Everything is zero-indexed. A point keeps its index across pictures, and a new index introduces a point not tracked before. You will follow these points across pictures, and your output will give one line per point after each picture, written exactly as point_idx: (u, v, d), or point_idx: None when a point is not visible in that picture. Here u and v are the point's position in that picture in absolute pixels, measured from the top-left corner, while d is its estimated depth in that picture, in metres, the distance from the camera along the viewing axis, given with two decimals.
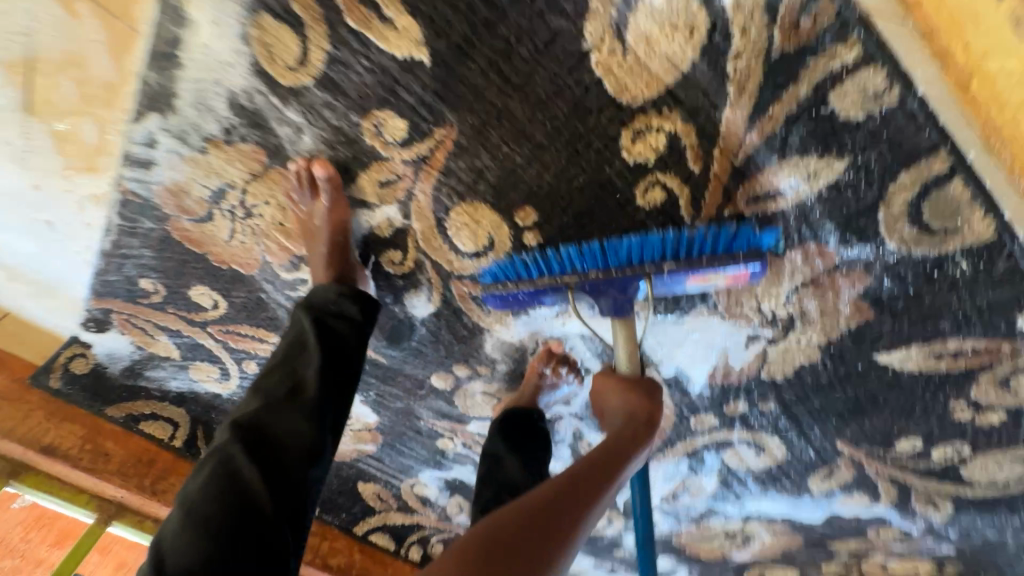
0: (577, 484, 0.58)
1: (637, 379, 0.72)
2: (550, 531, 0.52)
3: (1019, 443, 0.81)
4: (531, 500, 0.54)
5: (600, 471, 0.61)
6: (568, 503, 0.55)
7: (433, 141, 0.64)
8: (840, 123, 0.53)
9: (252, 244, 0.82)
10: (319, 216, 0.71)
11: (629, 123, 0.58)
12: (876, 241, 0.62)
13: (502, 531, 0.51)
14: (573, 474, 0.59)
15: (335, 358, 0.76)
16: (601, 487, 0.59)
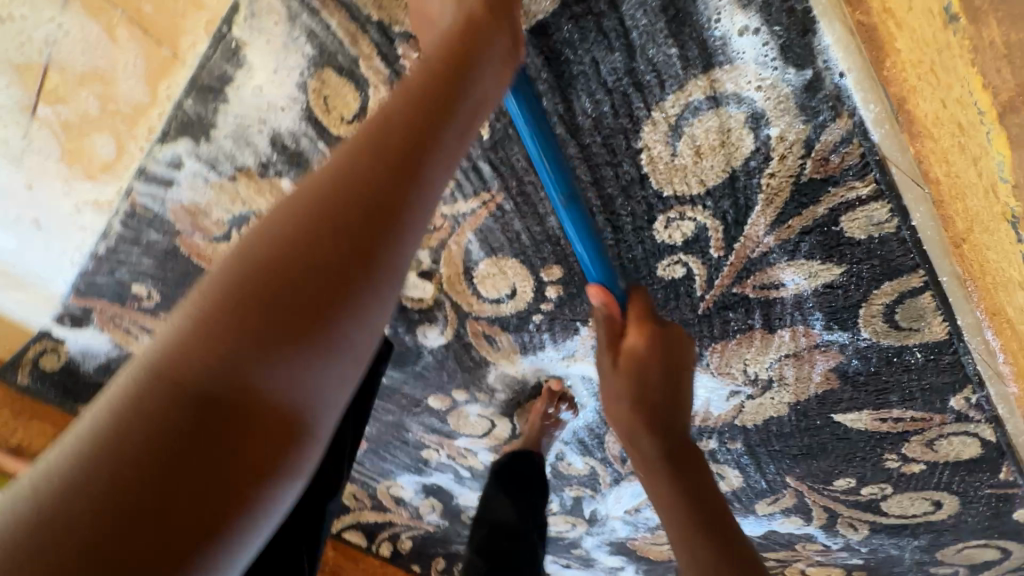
0: (374, 147, 0.41)
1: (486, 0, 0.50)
2: (341, 230, 0.38)
3: (931, 486, 0.97)
4: (302, 206, 0.38)
5: (416, 105, 0.43)
6: (363, 179, 0.39)
7: (477, 201, 0.67)
8: (845, 240, 0.61)
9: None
10: None
11: (663, 212, 0.63)
12: (853, 329, 0.72)
13: (252, 265, 0.36)
14: (363, 135, 0.41)
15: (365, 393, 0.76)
16: (410, 137, 0.42)
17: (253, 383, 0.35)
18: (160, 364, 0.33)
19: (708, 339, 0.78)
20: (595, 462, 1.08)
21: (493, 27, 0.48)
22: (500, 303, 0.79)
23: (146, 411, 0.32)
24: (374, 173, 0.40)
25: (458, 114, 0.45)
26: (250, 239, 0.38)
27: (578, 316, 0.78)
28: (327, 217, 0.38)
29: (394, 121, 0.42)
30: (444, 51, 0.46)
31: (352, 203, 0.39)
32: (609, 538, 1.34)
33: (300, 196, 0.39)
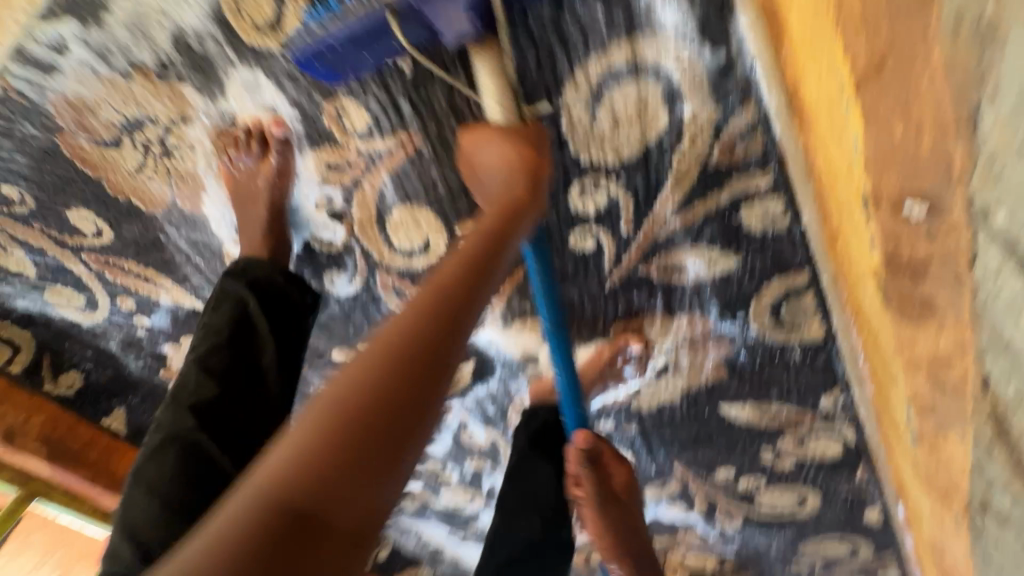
0: (433, 322, 0.47)
1: (520, 127, 0.57)
2: (410, 381, 0.44)
3: (798, 483, 1.05)
4: (388, 349, 0.45)
5: (463, 283, 0.50)
6: (424, 345, 0.46)
7: (395, 141, 0.64)
8: (743, 230, 0.65)
9: (160, 185, 0.74)
10: (253, 174, 0.69)
11: (579, 179, 0.64)
12: (744, 321, 0.76)
13: (338, 411, 0.42)
14: (417, 308, 0.48)
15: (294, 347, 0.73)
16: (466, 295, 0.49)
17: (342, 505, 0.40)
18: (276, 483, 0.39)
19: (612, 317, 0.80)
20: (497, 435, 1.08)
21: (532, 201, 0.57)
22: (412, 256, 0.77)
23: (258, 531, 0.38)
24: (433, 340, 0.46)
25: (493, 281, 0.53)
26: (332, 387, 0.44)
27: None
28: (396, 373, 0.44)
29: (447, 294, 0.49)
30: (496, 217, 0.55)
31: (427, 359, 0.45)
32: None
33: (372, 357, 0.45)
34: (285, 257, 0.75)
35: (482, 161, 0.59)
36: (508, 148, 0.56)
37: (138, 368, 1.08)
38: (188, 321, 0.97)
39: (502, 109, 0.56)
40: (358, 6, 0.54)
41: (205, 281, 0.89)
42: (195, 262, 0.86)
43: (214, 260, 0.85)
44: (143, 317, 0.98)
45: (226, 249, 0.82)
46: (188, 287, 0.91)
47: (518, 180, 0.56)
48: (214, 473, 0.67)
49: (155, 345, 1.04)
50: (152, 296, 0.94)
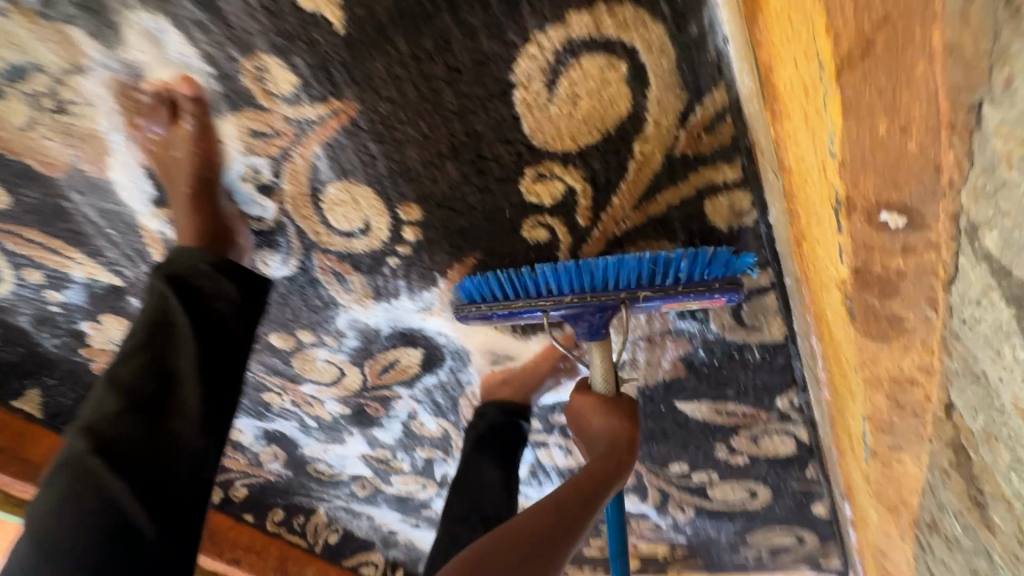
0: (563, 521, 0.56)
1: (617, 400, 0.70)
2: (524, 571, 0.51)
3: (750, 478, 1.05)
4: (530, 523, 0.55)
5: (581, 496, 0.60)
6: (553, 540, 0.54)
7: (326, 109, 0.56)
8: (707, 224, 0.60)
9: (57, 146, 0.65)
10: (167, 141, 0.61)
11: (532, 163, 0.58)
12: (704, 319, 0.72)
13: (480, 575, 0.49)
14: (570, 497, 0.59)
15: (215, 349, 0.67)
16: (590, 512, 0.59)
17: None
18: None
19: None
20: (448, 424, 1.04)
21: (625, 451, 0.67)
22: (352, 238, 0.70)
23: None
24: (557, 542, 0.55)
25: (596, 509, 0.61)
26: (475, 551, 0.52)
27: (437, 266, 0.72)
28: (531, 559, 0.52)
29: (569, 510, 0.57)
30: (607, 467, 0.64)
31: (557, 537, 0.55)
32: None
33: (518, 532, 0.53)
34: (219, 245, 0.67)
35: (592, 423, 0.70)
36: (613, 413, 0.69)
37: (54, 347, 0.98)
38: (107, 298, 0.88)
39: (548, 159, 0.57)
40: (523, 301, 0.69)
41: (122, 256, 0.80)
42: (109, 235, 0.77)
43: (130, 233, 0.76)
44: (55, 292, 0.89)
45: (143, 221, 0.73)
46: (104, 261, 0.81)
47: (620, 442, 0.67)
48: (105, 496, 0.60)
49: (73, 323, 0.94)
50: (63, 270, 0.84)
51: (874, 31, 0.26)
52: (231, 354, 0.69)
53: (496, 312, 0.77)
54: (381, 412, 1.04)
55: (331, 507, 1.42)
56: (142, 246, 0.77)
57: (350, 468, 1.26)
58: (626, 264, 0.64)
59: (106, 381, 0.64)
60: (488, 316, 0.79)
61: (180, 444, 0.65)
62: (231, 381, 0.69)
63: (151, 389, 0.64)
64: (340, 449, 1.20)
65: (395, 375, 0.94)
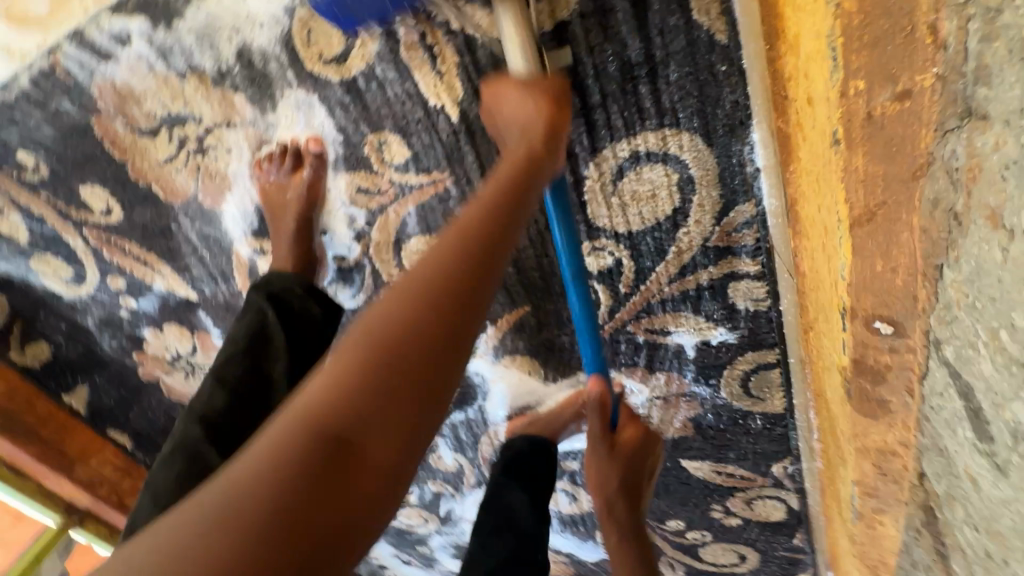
0: (470, 247, 0.46)
1: (535, 80, 0.54)
2: (426, 330, 0.43)
3: (740, 541, 1.11)
4: (418, 280, 0.45)
5: (496, 218, 0.48)
6: (453, 274, 0.45)
7: (427, 179, 0.69)
8: (729, 304, 0.72)
9: (191, 171, 0.75)
10: (285, 185, 0.73)
11: (588, 239, 0.70)
12: (715, 387, 0.83)
13: (377, 344, 0.43)
14: (478, 219, 0.48)
15: (303, 354, 0.77)
16: (512, 230, 0.49)
17: (373, 426, 0.41)
18: (309, 416, 0.41)
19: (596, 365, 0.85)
20: (465, 461, 1.11)
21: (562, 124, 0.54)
22: None
23: (297, 463, 0.39)
24: (466, 275, 0.45)
25: (540, 183, 0.53)
26: (365, 320, 0.45)
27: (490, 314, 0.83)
28: (439, 316, 0.44)
29: (474, 241, 0.47)
30: (501, 189, 0.50)
31: (461, 285, 0.45)
32: (454, 540, 1.37)
33: (410, 291, 0.45)
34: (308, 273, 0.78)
35: (506, 110, 0.55)
36: (523, 100, 0.53)
37: (111, 348, 1.06)
38: (177, 309, 0.97)
39: (525, 60, 0.54)
40: None
41: (205, 275, 0.90)
42: (200, 255, 0.87)
43: (221, 256, 0.86)
44: (129, 299, 0.97)
45: (238, 247, 0.85)
46: (187, 277, 0.91)
47: (535, 133, 0.53)
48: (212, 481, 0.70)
49: (135, 328, 1.03)
50: (146, 280, 0.94)
51: (877, 209, 0.38)
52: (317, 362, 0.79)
53: (534, 361, 0.87)
54: None
55: None
56: (228, 268, 0.88)
57: None
58: None
59: (219, 379, 0.75)
60: (525, 364, 0.88)
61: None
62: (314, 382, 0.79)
63: (250, 385, 0.76)
64: None
65: None
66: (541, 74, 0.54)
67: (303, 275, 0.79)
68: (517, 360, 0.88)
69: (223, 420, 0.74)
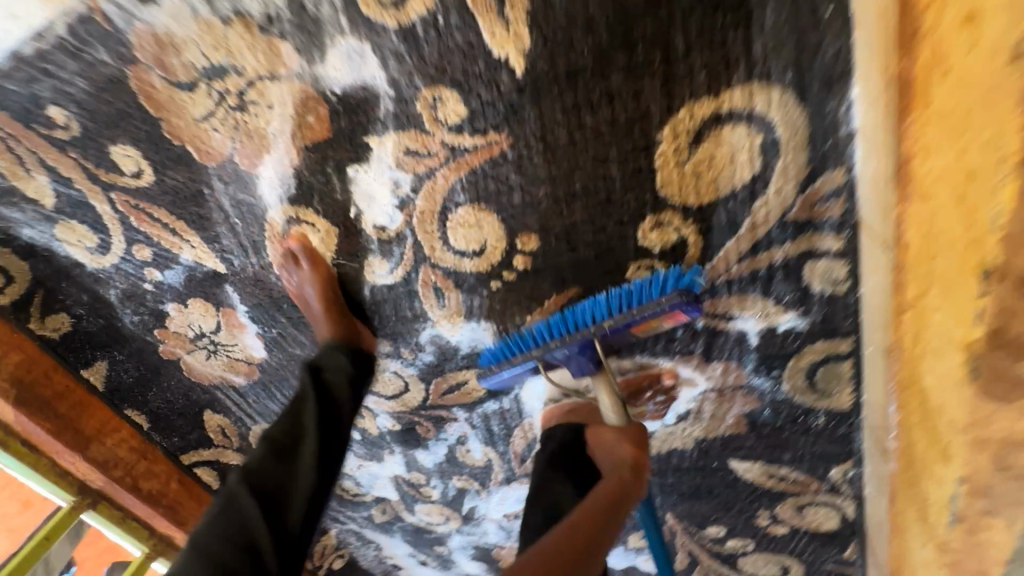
0: (580, 537, 0.66)
1: (628, 425, 0.77)
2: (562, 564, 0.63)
3: (786, 551, 1.04)
4: (556, 549, 0.64)
5: (610, 502, 0.70)
6: (595, 529, 0.67)
7: (482, 140, 0.64)
8: (803, 286, 0.66)
9: (279, 247, 0.83)
10: (298, 286, 0.82)
11: (653, 211, 0.65)
12: (777, 379, 0.77)
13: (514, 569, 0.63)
14: (602, 500, 0.70)
15: (332, 404, 0.83)
16: (609, 531, 0.68)
17: None
18: None
19: (648, 352, 0.80)
20: (496, 455, 1.06)
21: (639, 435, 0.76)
22: (464, 257, 0.76)
23: None
24: (604, 531, 0.67)
25: (632, 493, 0.72)
26: (538, 548, 0.65)
27: (537, 294, 0.78)
28: (581, 550, 0.65)
29: (597, 523, 0.67)
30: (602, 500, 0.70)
31: None
32: (476, 539, 1.31)
33: (563, 534, 0.66)
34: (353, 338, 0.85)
35: (606, 439, 0.77)
36: (620, 436, 0.76)
37: (132, 324, 1.02)
38: (203, 283, 0.93)
39: (616, 414, 0.79)
40: (555, 342, 0.75)
41: (236, 246, 0.86)
42: (232, 224, 0.83)
43: (254, 224, 0.82)
44: (154, 270, 0.94)
45: (272, 216, 0.80)
46: (216, 247, 0.87)
47: (626, 466, 0.74)
48: (241, 538, 0.74)
49: (159, 302, 0.99)
50: (173, 250, 0.90)
51: None
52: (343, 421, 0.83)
53: None
54: (431, 433, 1.06)
55: (344, 529, 1.39)
56: (259, 238, 0.83)
57: (377, 488, 1.26)
58: (604, 305, 0.71)
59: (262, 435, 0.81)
60: None
61: (303, 480, 0.78)
62: (338, 437, 0.83)
63: (286, 439, 0.80)
64: (374, 467, 1.20)
65: (457, 397, 0.97)
66: (631, 422, 0.78)
67: (351, 344, 0.85)
68: None
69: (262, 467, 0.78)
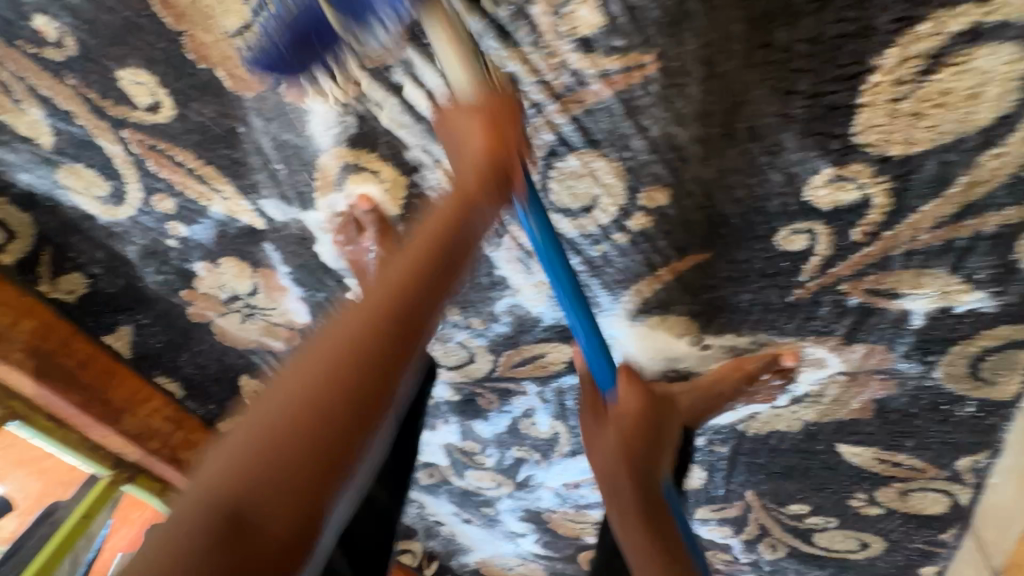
0: (372, 341, 0.45)
1: (488, 95, 0.51)
2: (343, 427, 0.42)
3: (872, 530, 0.95)
4: (330, 354, 0.43)
5: (400, 302, 0.47)
6: (357, 367, 0.44)
7: (619, 65, 0.49)
8: (1014, 262, 0.54)
9: (344, 211, 0.70)
10: (360, 254, 0.70)
11: (833, 162, 0.50)
12: (930, 365, 0.66)
13: (305, 401, 0.42)
14: (365, 329, 0.45)
15: (407, 415, 0.69)
16: (385, 327, 0.46)
17: (258, 494, 0.39)
18: (219, 489, 0.38)
19: (775, 331, 0.68)
20: (565, 428, 0.96)
21: (490, 179, 0.53)
22: (567, 216, 0.62)
23: (206, 519, 0.37)
24: (376, 349, 0.44)
25: (460, 258, 0.52)
26: (327, 357, 0.43)
27: (650, 262, 0.64)
28: (348, 393, 0.43)
29: (395, 306, 0.47)
30: (395, 285, 0.48)
31: (354, 400, 0.43)
32: (527, 505, 1.25)
33: (293, 381, 0.43)
34: None
35: (452, 131, 0.53)
36: (472, 116, 0.51)
37: (156, 284, 0.89)
38: (236, 240, 0.80)
39: (465, 66, 0.50)
40: None
41: (277, 197, 0.71)
42: (273, 172, 0.68)
43: (301, 172, 0.67)
44: (179, 224, 0.80)
45: (324, 161, 0.65)
46: (253, 199, 0.72)
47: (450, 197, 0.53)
48: None
49: (185, 261, 0.86)
50: (201, 201, 0.75)
51: None
52: (415, 422, 0.71)
53: (694, 322, 0.69)
54: (494, 405, 0.96)
55: None
56: (306, 189, 0.69)
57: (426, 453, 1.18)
58: None
59: None
60: (676, 324, 0.70)
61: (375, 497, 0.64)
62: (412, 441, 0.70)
63: None
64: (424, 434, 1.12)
65: (530, 369, 0.86)
66: (483, 91, 0.51)
67: None
68: (667, 320, 0.70)
69: None
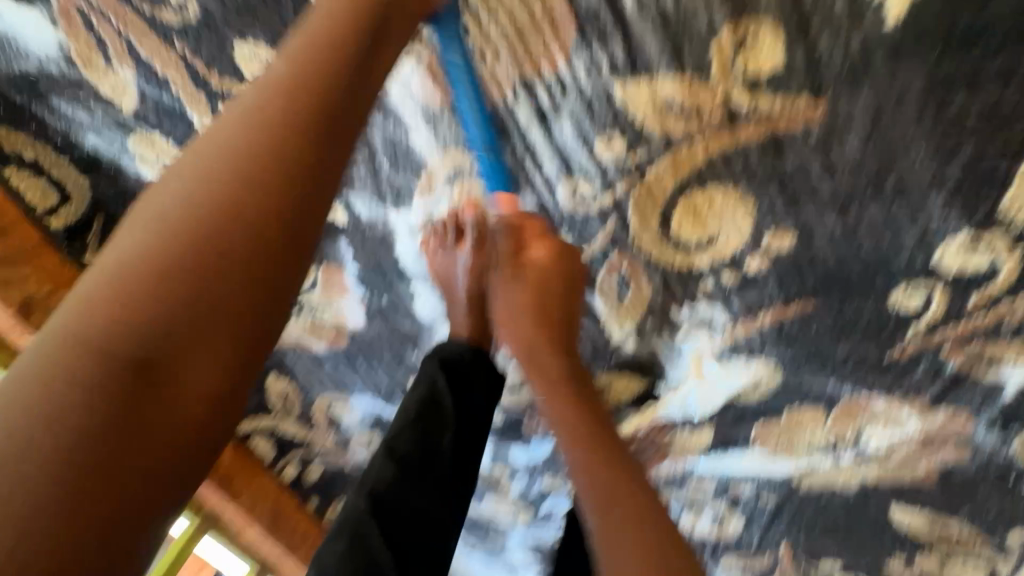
0: (256, 205, 0.40)
1: None
2: (229, 272, 0.39)
3: None
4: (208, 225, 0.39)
5: (265, 151, 0.41)
6: (263, 160, 0.41)
7: (784, 105, 0.49)
8: None
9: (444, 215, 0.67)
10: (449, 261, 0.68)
11: (974, 228, 0.51)
12: (1007, 436, 0.67)
13: (164, 259, 0.37)
14: (247, 140, 0.41)
15: (471, 428, 0.69)
16: (248, 233, 0.40)
17: (188, 354, 0.38)
18: (78, 333, 0.35)
19: (864, 389, 0.67)
20: None
21: None
22: (682, 249, 0.61)
23: (103, 388, 0.35)
24: (308, 151, 0.42)
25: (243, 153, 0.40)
26: (159, 215, 0.39)
27: (754, 305, 0.63)
28: (215, 248, 0.38)
29: (257, 162, 0.40)
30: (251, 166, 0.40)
31: (253, 259, 0.39)
32: (538, 541, 1.16)
33: (143, 233, 0.38)
34: (485, 342, 0.73)
35: None
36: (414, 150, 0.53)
37: None
38: None
39: None
40: None
41: (370, 194, 0.68)
42: (373, 167, 0.66)
43: (406, 170, 0.65)
44: None
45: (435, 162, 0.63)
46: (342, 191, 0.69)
47: None
48: None
49: None
50: None
51: None
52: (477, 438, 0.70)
53: (780, 369, 0.68)
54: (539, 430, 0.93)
55: None
56: (407, 188, 0.66)
57: None
58: None
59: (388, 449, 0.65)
60: (760, 370, 0.69)
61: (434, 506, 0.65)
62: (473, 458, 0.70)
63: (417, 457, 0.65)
64: None
65: None
66: None
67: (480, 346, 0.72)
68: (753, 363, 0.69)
69: (392, 496, 0.63)
